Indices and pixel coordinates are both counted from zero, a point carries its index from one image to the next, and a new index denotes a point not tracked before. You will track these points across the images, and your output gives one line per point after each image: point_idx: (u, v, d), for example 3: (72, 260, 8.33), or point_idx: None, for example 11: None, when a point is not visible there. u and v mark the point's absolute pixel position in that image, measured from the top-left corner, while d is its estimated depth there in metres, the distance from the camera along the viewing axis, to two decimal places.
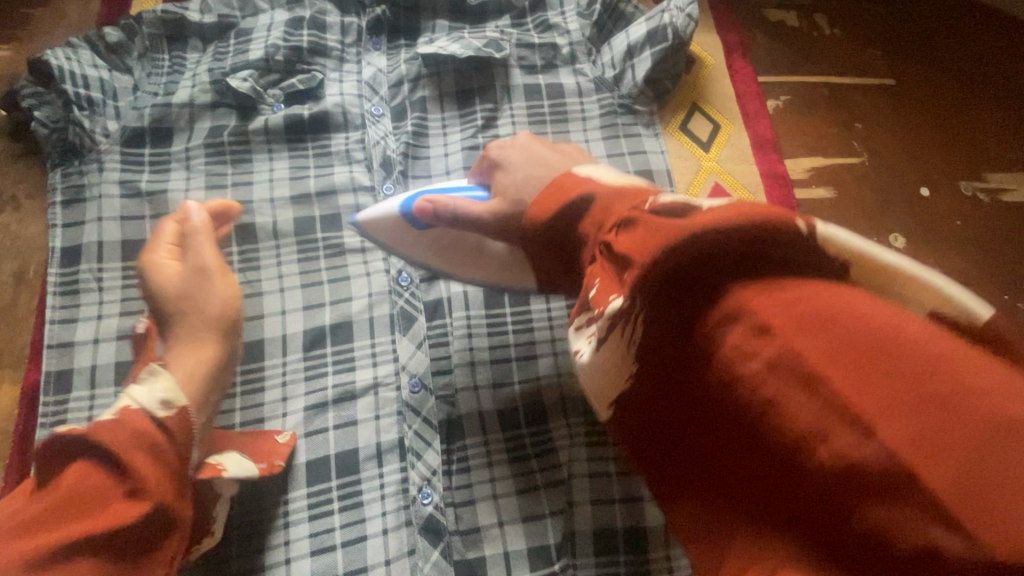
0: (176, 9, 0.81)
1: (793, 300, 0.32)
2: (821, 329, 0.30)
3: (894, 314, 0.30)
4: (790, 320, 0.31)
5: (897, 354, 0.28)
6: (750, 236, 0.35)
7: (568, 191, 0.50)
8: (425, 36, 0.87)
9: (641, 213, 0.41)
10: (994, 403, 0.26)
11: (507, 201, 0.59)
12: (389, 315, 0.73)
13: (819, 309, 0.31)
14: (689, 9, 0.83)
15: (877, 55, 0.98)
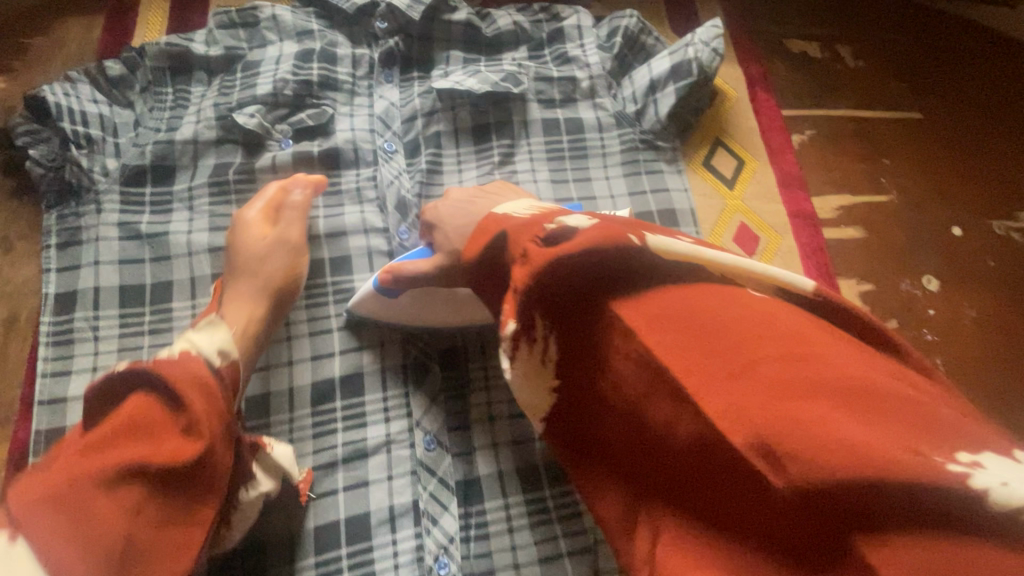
0: (181, 41, 0.78)
1: (657, 307, 0.39)
2: (683, 332, 0.37)
3: (735, 309, 0.38)
4: (655, 326, 0.38)
5: (725, 336, 0.36)
6: (621, 253, 0.42)
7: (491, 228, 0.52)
8: (439, 68, 0.84)
9: (532, 242, 0.46)
10: (798, 359, 0.34)
11: (445, 254, 0.63)
12: (402, 367, 0.69)
13: (683, 315, 0.38)
14: (714, 44, 0.80)
15: (903, 87, 0.95)
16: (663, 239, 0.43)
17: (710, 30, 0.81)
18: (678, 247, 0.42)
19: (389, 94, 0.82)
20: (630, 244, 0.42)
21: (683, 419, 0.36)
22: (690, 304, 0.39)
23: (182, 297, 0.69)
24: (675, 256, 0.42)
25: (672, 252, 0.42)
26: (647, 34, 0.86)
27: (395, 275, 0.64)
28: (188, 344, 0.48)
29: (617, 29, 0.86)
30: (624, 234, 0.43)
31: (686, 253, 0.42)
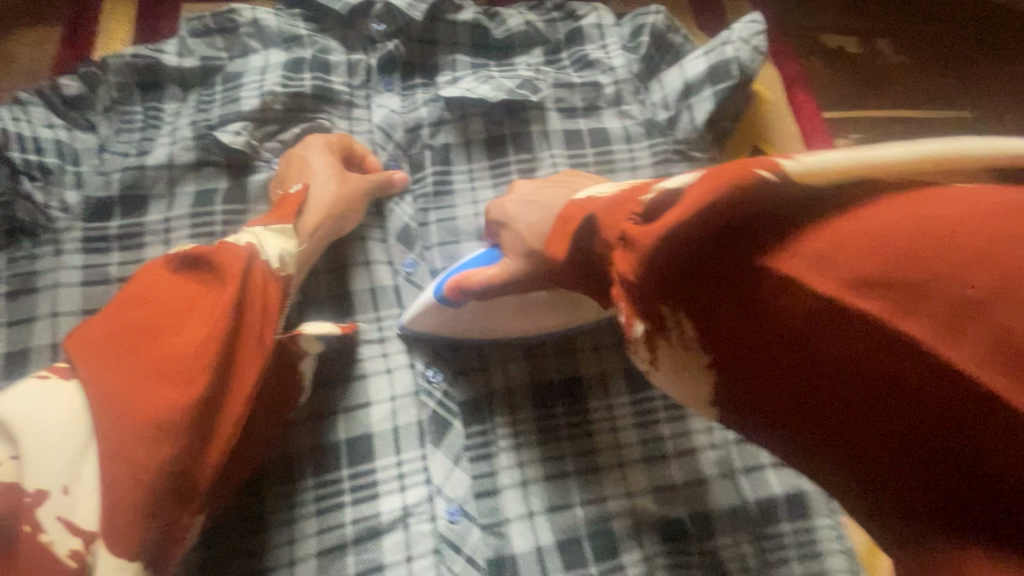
0: (149, 52, 0.68)
1: (831, 242, 0.27)
2: (881, 278, 0.25)
3: (949, 220, 0.24)
4: (828, 271, 0.26)
5: (944, 270, 0.23)
6: (755, 193, 0.28)
7: (577, 213, 0.43)
8: (445, 74, 0.74)
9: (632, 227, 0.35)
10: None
11: (519, 260, 0.50)
12: (416, 424, 0.59)
13: (890, 240, 0.25)
14: (756, 41, 0.71)
15: (948, 83, 0.87)
16: (801, 159, 0.28)
17: (750, 25, 0.71)
18: (829, 162, 0.28)
19: (389, 103, 0.72)
20: (757, 180, 0.28)
21: (892, 385, 0.25)
22: (887, 220, 0.25)
23: None
24: (816, 179, 0.27)
25: (810, 176, 0.28)
26: (675, 32, 0.77)
27: (463, 287, 0.54)
28: (257, 240, 0.47)
29: (643, 26, 0.76)
30: (747, 168, 0.29)
31: (843, 172, 0.27)
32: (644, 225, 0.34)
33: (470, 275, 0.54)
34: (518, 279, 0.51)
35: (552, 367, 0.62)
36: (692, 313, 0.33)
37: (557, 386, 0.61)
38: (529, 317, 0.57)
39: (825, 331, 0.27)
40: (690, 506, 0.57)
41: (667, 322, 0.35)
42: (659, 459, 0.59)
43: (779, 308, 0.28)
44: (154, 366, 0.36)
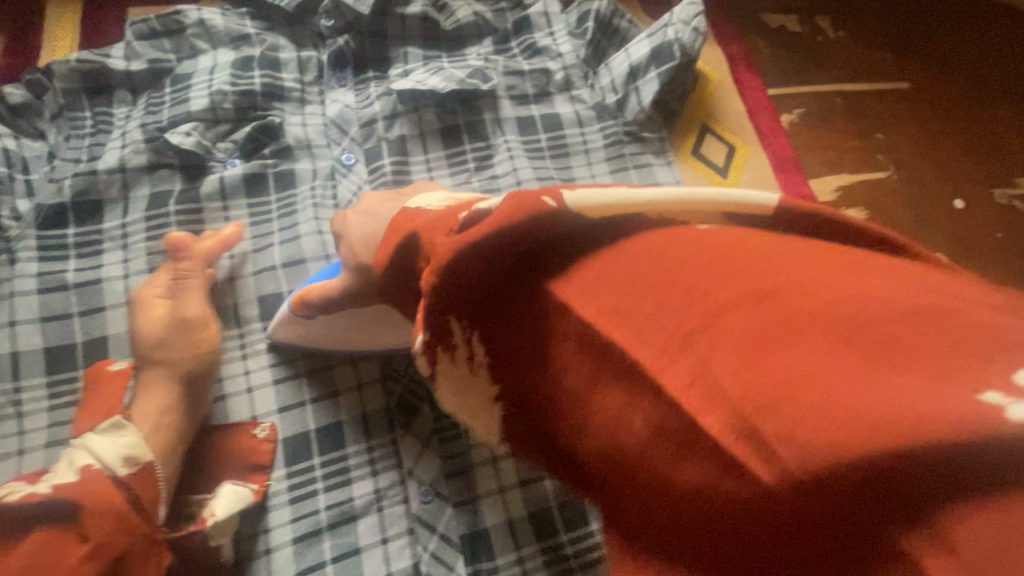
0: (95, 57, 0.67)
1: (592, 276, 0.29)
2: (625, 312, 0.27)
3: (667, 253, 0.28)
4: (586, 300, 0.29)
5: (637, 299, 0.27)
6: (545, 221, 0.31)
7: (406, 224, 0.41)
8: (397, 67, 0.75)
9: (442, 240, 0.34)
10: (753, 315, 0.24)
11: (349, 273, 0.50)
12: (385, 410, 0.61)
13: (639, 275, 0.28)
14: (695, 22, 0.73)
15: (885, 57, 0.91)
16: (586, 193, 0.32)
17: (689, 7, 0.73)
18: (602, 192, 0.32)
19: (344, 98, 0.73)
20: (544, 206, 0.31)
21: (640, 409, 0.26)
22: (623, 261, 0.29)
23: (118, 355, 0.60)
24: (600, 212, 0.31)
25: (591, 208, 0.31)
26: (619, 17, 0.79)
27: (306, 304, 0.55)
28: (85, 457, 0.46)
29: (588, 12, 0.78)
30: (534, 195, 0.31)
31: (616, 203, 0.32)
32: (448, 237, 0.33)
33: (311, 289, 0.55)
34: (352, 294, 0.50)
35: None
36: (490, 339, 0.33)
37: None
38: (371, 331, 0.57)
39: (585, 361, 0.29)
40: None
41: (457, 345, 0.34)
42: None
43: (552, 348, 0.30)
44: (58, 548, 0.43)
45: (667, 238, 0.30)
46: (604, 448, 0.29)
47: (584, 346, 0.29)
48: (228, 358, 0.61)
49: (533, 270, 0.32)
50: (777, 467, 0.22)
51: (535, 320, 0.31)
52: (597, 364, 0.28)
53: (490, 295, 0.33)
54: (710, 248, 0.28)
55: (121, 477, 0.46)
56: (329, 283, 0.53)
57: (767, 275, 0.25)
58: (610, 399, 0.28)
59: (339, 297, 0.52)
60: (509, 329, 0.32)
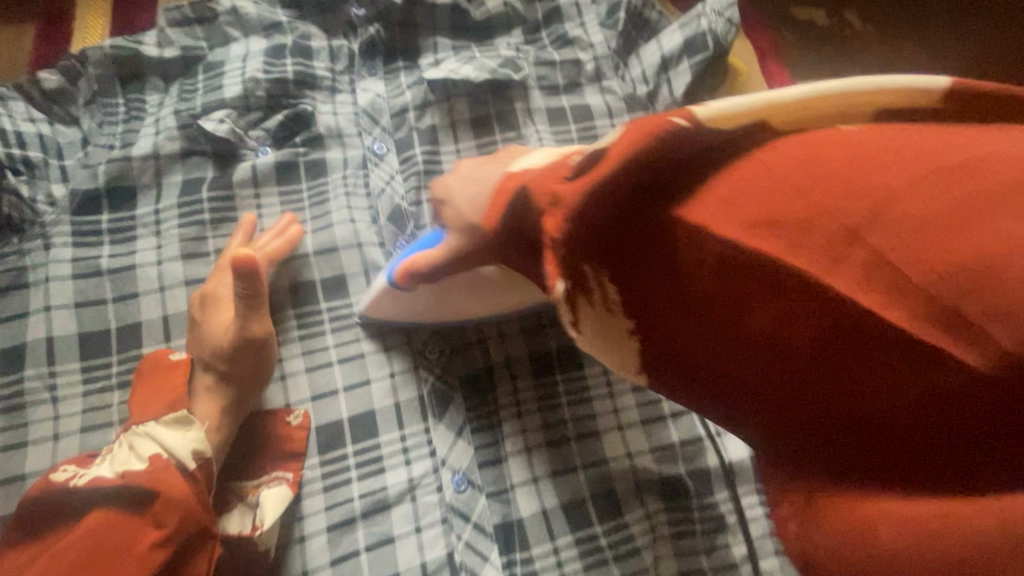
0: (129, 43, 0.67)
1: (727, 190, 0.30)
2: (772, 220, 0.28)
3: (810, 152, 0.29)
4: (728, 219, 0.29)
5: (796, 206, 0.27)
6: (676, 138, 0.31)
7: (511, 184, 0.41)
8: (428, 56, 0.75)
9: (562, 185, 0.35)
10: (914, 197, 0.25)
11: (461, 241, 0.47)
12: (418, 399, 0.60)
13: (780, 179, 0.28)
14: (728, 14, 0.72)
15: (914, 51, 0.90)
16: (716, 105, 0.32)
17: None
18: (733, 102, 0.32)
19: (375, 87, 0.73)
20: (673, 128, 0.31)
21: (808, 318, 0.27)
22: (762, 173, 0.29)
23: (153, 341, 0.60)
24: (726, 121, 0.31)
25: (718, 121, 0.31)
26: (650, 7, 0.78)
27: (411, 274, 0.53)
28: (152, 445, 0.47)
29: (619, 3, 0.78)
30: (659, 119, 0.32)
31: (745, 112, 0.31)
32: (568, 184, 0.35)
33: (415, 258, 0.52)
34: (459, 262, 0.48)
35: (550, 337, 0.63)
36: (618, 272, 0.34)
37: (554, 355, 0.62)
38: (490, 298, 0.56)
39: (726, 279, 0.29)
40: (688, 464, 0.58)
41: (590, 283, 0.35)
42: (657, 420, 0.60)
43: (689, 268, 0.31)
44: (128, 531, 0.43)
45: (809, 139, 0.30)
46: (763, 365, 0.30)
47: (733, 267, 0.29)
48: None
49: (663, 187, 0.32)
50: (988, 346, 0.23)
51: (670, 241, 0.32)
52: (748, 277, 0.29)
53: (617, 224, 0.33)
54: (834, 139, 0.29)
55: (190, 470, 0.47)
56: (431, 250, 0.51)
57: (920, 152, 0.26)
58: (762, 312, 0.28)
59: (442, 264, 0.50)
60: (640, 253, 0.33)
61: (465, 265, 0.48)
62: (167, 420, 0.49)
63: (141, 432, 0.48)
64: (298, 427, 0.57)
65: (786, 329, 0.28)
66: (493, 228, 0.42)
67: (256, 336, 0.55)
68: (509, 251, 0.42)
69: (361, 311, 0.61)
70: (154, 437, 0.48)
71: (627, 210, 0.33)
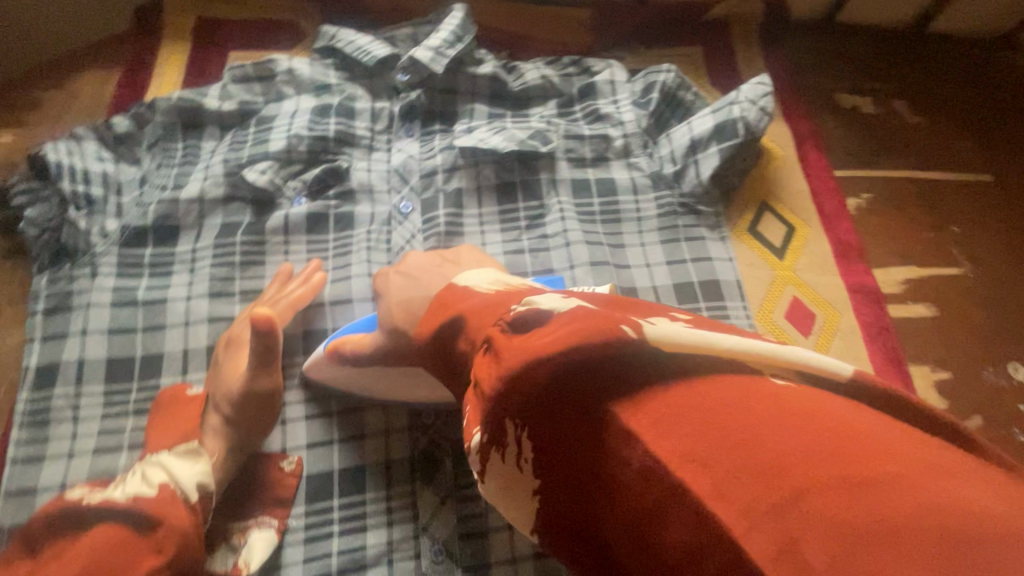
0: (194, 96, 0.74)
1: (664, 409, 0.27)
2: (702, 459, 0.25)
3: (752, 398, 0.26)
4: (661, 442, 0.26)
5: (732, 473, 0.24)
6: (616, 343, 0.29)
7: (449, 308, 0.43)
8: (462, 122, 0.79)
9: (494, 327, 0.36)
10: (868, 504, 0.21)
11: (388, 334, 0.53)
12: (407, 460, 0.61)
13: (722, 411, 0.25)
14: (763, 102, 0.73)
15: (966, 146, 0.88)
16: (667, 327, 0.29)
17: (757, 87, 0.73)
18: (693, 334, 0.29)
19: (408, 148, 0.77)
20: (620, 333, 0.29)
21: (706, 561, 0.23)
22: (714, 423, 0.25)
23: (171, 372, 0.63)
24: (675, 345, 0.28)
25: (662, 340, 0.28)
26: (685, 89, 0.80)
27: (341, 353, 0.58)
28: (161, 470, 0.50)
29: (654, 84, 0.79)
30: (614, 320, 0.30)
31: (696, 344, 0.28)
32: (496, 328, 0.35)
33: (345, 341, 0.59)
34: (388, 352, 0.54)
35: None
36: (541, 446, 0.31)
37: None
38: (402, 389, 0.59)
39: (649, 496, 0.26)
40: None
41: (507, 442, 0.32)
42: None
43: (611, 468, 0.28)
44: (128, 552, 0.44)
45: (748, 383, 0.27)
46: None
47: (650, 485, 0.26)
48: None
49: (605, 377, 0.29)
50: None
51: (596, 432, 0.28)
52: (659, 511, 0.25)
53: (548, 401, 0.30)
54: (806, 403, 0.25)
55: (191, 500, 0.49)
56: (361, 339, 0.57)
57: (882, 455, 0.22)
58: (675, 545, 0.24)
59: (371, 354, 0.56)
60: (562, 438, 0.30)
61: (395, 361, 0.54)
62: (180, 450, 0.53)
63: (154, 459, 0.51)
64: (291, 473, 0.59)
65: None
66: (427, 336, 0.44)
67: (261, 389, 0.58)
68: (434, 361, 0.45)
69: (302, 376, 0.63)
70: (166, 467, 0.51)
71: (542, 398, 0.30)
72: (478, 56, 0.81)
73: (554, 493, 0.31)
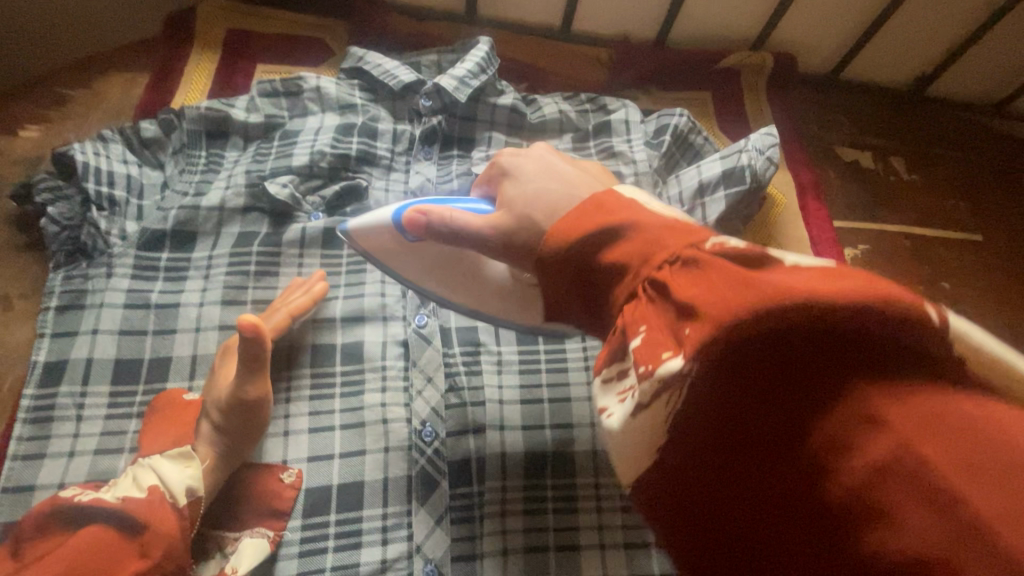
0: (221, 106, 0.76)
1: (912, 395, 0.28)
2: (936, 437, 0.27)
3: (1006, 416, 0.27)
4: (901, 418, 0.28)
5: (957, 469, 0.26)
6: (889, 324, 0.29)
7: (606, 214, 0.43)
8: (480, 150, 0.82)
9: (703, 253, 0.37)
10: None
11: (514, 221, 0.52)
12: (406, 479, 0.62)
13: (972, 417, 0.27)
14: (769, 152, 0.77)
15: (959, 207, 0.92)
16: (942, 314, 0.30)
17: (765, 137, 0.77)
18: (968, 334, 0.30)
19: (426, 170, 0.79)
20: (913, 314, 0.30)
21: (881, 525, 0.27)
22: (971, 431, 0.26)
23: (178, 377, 0.64)
24: (941, 334, 0.30)
25: (939, 331, 0.29)
26: (696, 133, 0.83)
27: (426, 218, 0.57)
28: (152, 473, 0.53)
29: (666, 127, 0.82)
30: (895, 296, 0.30)
31: (980, 350, 0.30)
32: (714, 257, 0.36)
33: (432, 208, 0.58)
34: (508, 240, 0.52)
35: (548, 437, 0.64)
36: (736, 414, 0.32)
37: (549, 459, 0.63)
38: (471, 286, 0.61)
39: (850, 473, 0.28)
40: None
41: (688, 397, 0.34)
42: (641, 546, 0.60)
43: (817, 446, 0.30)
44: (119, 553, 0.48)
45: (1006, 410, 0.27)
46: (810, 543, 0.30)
47: (846, 460, 0.29)
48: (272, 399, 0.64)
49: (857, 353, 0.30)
50: None
51: (820, 408, 0.30)
52: (864, 484, 0.28)
53: (772, 368, 0.31)
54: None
55: (179, 506, 0.52)
56: (457, 215, 0.56)
57: None
58: (856, 510, 0.28)
59: (484, 241, 0.54)
60: (769, 412, 0.31)
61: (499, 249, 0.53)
62: (174, 454, 0.55)
63: (143, 463, 0.54)
64: (291, 485, 0.60)
65: (862, 542, 0.28)
66: (568, 239, 0.43)
67: (250, 397, 0.58)
68: (568, 276, 0.44)
69: (346, 227, 0.65)
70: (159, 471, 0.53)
71: (772, 360, 0.31)
72: (500, 87, 0.84)
73: (723, 447, 0.33)
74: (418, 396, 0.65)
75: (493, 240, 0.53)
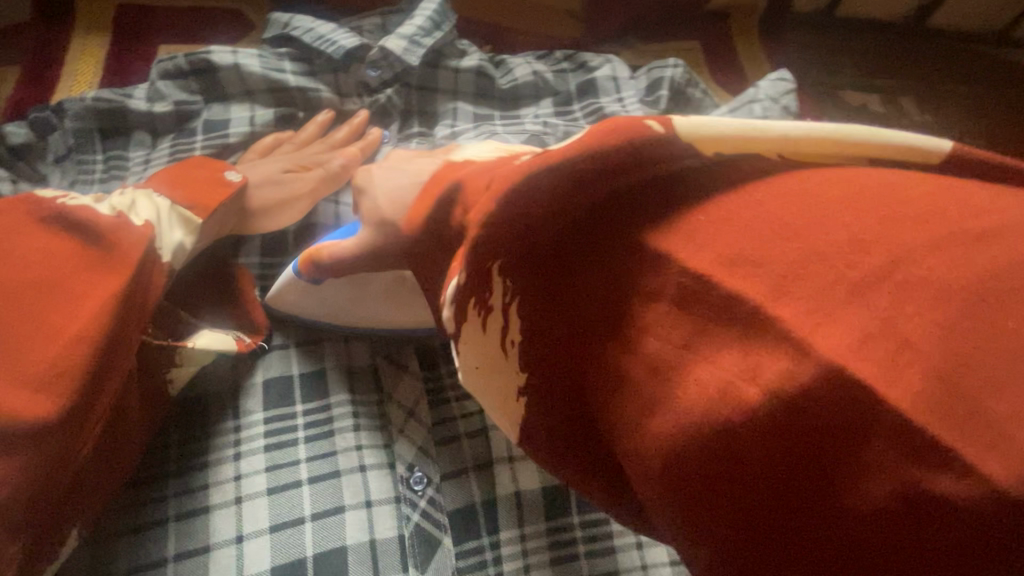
0: (114, 96, 0.61)
1: (732, 225, 0.25)
2: (757, 259, 0.24)
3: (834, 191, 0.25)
4: (701, 253, 0.25)
5: (732, 274, 0.24)
6: (643, 149, 0.27)
7: (443, 181, 0.38)
8: (445, 124, 0.68)
9: (500, 175, 0.31)
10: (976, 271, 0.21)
11: (376, 228, 0.43)
12: (398, 541, 0.50)
13: (798, 218, 0.24)
14: (785, 100, 0.66)
15: (981, 144, 0.83)
16: (699, 120, 0.28)
17: (778, 84, 0.67)
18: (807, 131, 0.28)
19: (380, 155, 0.66)
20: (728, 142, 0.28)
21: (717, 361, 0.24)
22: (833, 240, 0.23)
23: None
24: (710, 141, 0.28)
25: (707, 142, 0.28)
26: (693, 86, 0.72)
27: (314, 261, 0.49)
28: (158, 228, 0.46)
29: (660, 80, 0.70)
30: (637, 119, 0.28)
31: (730, 131, 0.28)
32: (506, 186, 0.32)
33: (320, 247, 0.49)
34: (374, 253, 0.44)
35: None
36: (534, 292, 0.31)
37: (570, 489, 0.52)
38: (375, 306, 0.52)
39: (672, 326, 0.26)
40: None
41: (494, 297, 0.31)
42: None
43: (631, 294, 0.27)
44: None
45: (845, 182, 0.26)
46: (653, 407, 0.26)
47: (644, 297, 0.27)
48: (217, 459, 0.51)
49: (627, 203, 0.28)
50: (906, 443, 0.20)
51: (610, 260, 0.28)
52: (671, 321, 0.26)
53: (566, 238, 0.29)
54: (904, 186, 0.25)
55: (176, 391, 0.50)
56: (338, 243, 0.47)
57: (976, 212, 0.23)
58: (659, 338, 0.26)
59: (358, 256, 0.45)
60: (569, 276, 0.30)
61: (372, 263, 0.45)
62: (186, 209, 0.49)
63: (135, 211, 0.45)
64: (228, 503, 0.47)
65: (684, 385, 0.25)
66: (418, 221, 0.38)
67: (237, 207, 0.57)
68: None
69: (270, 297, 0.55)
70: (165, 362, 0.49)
71: (561, 231, 0.29)
72: (460, 47, 0.70)
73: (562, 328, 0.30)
74: (399, 435, 0.54)
75: (369, 259, 0.44)
